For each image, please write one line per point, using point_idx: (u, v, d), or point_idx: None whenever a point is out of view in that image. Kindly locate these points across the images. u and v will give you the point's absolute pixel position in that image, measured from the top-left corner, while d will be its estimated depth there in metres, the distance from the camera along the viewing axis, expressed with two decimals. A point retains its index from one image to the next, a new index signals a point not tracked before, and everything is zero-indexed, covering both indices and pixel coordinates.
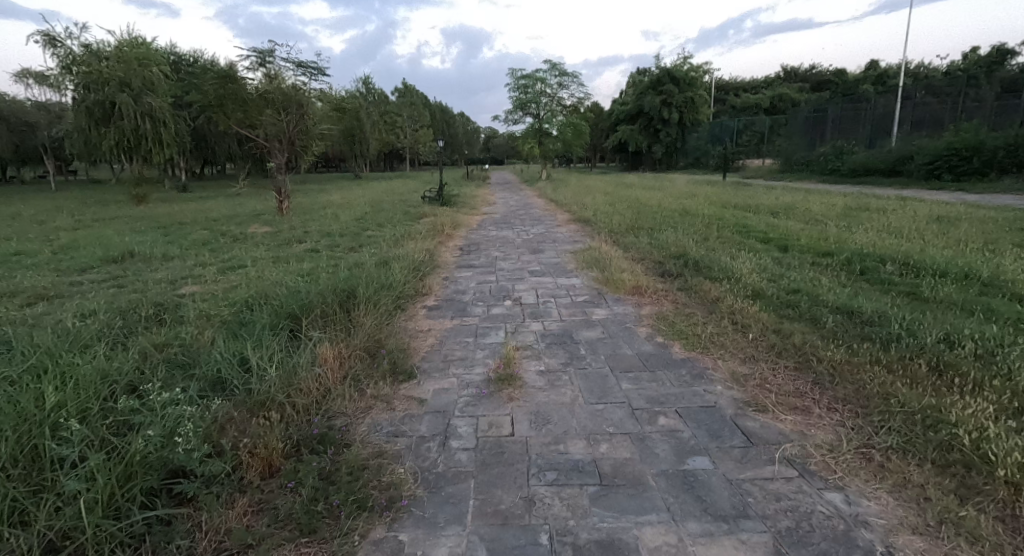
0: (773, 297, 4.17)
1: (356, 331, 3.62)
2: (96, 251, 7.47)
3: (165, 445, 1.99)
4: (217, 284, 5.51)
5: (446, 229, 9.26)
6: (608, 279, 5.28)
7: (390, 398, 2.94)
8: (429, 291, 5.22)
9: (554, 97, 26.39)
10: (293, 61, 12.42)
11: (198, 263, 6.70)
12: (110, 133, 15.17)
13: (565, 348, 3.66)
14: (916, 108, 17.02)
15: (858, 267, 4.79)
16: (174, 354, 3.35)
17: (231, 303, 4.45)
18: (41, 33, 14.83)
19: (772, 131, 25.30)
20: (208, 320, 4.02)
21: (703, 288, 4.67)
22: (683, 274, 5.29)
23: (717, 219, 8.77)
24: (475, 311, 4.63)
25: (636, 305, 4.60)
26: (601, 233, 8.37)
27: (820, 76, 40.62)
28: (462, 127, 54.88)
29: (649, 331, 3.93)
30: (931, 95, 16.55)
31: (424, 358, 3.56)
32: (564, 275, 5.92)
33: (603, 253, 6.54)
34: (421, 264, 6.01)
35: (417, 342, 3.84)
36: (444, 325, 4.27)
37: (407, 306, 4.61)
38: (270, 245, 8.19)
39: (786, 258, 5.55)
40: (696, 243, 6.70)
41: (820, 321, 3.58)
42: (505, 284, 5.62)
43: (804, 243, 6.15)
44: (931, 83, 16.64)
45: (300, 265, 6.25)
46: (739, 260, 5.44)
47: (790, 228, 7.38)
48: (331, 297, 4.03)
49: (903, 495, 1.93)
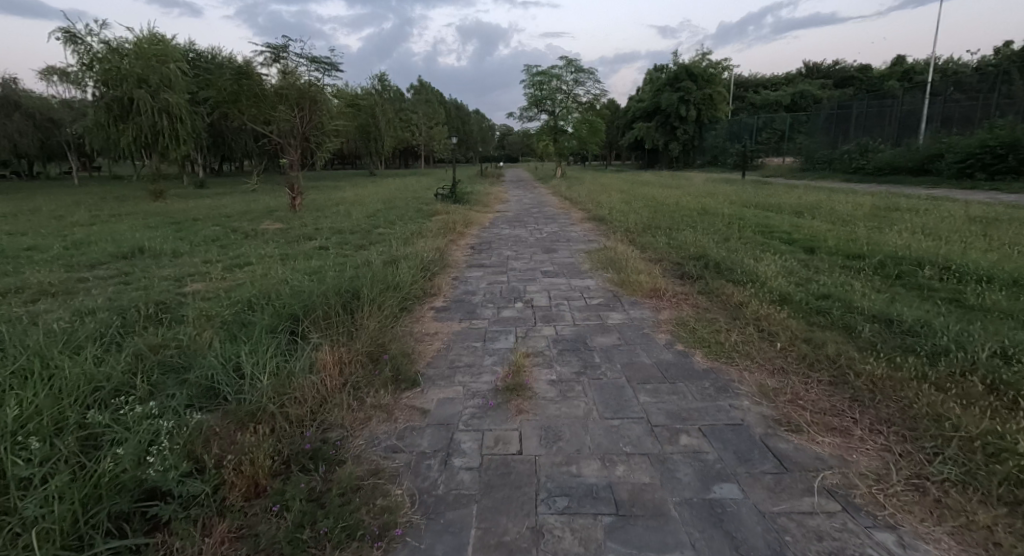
0: (801, 302, 3.91)
1: (359, 334, 3.46)
2: (108, 246, 7.44)
3: (139, 463, 1.82)
4: (224, 281, 5.41)
5: (458, 228, 9.09)
6: (624, 281, 5.05)
7: (391, 409, 2.76)
8: (438, 292, 5.04)
9: (570, 94, 26.04)
10: (307, 57, 12.34)
11: (206, 260, 6.60)
12: (128, 129, 15.31)
13: (577, 355, 3.45)
14: (946, 104, 16.41)
15: (893, 271, 4.50)
16: (169, 357, 3.20)
17: (234, 303, 4.31)
18: (61, 31, 14.96)
19: (793, 128, 24.71)
20: (208, 320, 3.89)
21: (725, 293, 4.41)
22: (704, 277, 5.04)
23: (738, 218, 8.46)
24: (485, 313, 4.45)
25: (654, 309, 4.37)
26: (617, 232, 8.15)
27: (843, 71, 39.57)
28: (477, 125, 54.77)
29: (668, 338, 3.70)
30: (961, 91, 15.93)
31: (430, 364, 3.38)
32: (577, 276, 5.71)
33: (619, 253, 6.32)
34: (431, 263, 5.85)
35: (424, 346, 3.66)
36: (453, 327, 4.09)
37: (414, 307, 4.44)
38: (281, 242, 8.10)
39: (813, 260, 5.26)
40: (717, 243, 6.44)
41: (855, 330, 3.32)
42: (516, 285, 5.43)
43: (833, 245, 5.85)
44: (960, 78, 16.00)
45: (308, 263, 6.13)
46: (763, 262, 5.17)
47: (816, 228, 7.07)
48: (335, 297, 3.88)
49: (966, 540, 1.70)
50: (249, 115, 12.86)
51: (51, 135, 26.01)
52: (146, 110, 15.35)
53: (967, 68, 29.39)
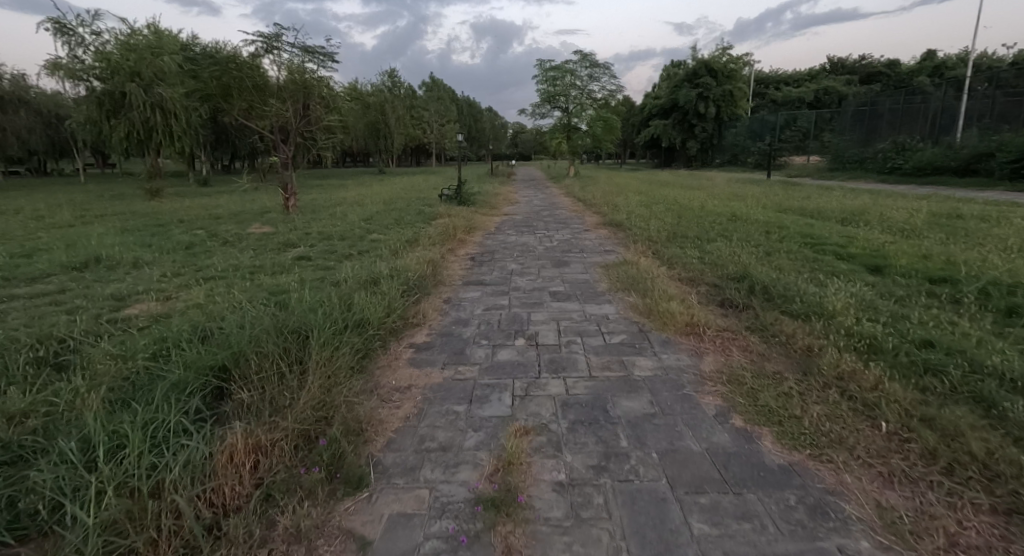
0: (898, 354, 2.90)
1: (296, 402, 2.54)
2: (63, 255, 6.62)
3: None
4: (168, 304, 4.51)
5: (460, 234, 8.15)
6: (652, 310, 4.09)
7: (314, 540, 1.85)
8: (420, 321, 4.08)
9: (584, 90, 24.89)
10: (302, 46, 11.37)
11: (167, 273, 5.75)
12: (119, 124, 14.60)
13: (596, 433, 2.48)
14: (976, 99, 15.34)
15: (1005, 305, 3.49)
16: (26, 432, 2.28)
17: (159, 339, 3.41)
18: (51, 21, 14.34)
19: (818, 127, 23.43)
20: (111, 364, 2.96)
21: (788, 334, 3.40)
22: (753, 306, 4.03)
23: (776, 227, 7.38)
24: (475, 356, 3.48)
25: (693, 354, 3.38)
26: (638, 240, 7.17)
27: (870, 67, 37.73)
28: (489, 122, 53.78)
29: (721, 405, 2.71)
30: (998, 88, 14.75)
31: (389, 444, 2.45)
32: (592, 299, 4.73)
33: (643, 270, 5.35)
34: (418, 282, 4.90)
35: (389, 413, 2.72)
36: (433, 378, 3.14)
37: (385, 347, 3.50)
38: (261, 250, 7.24)
39: (888, 286, 4.23)
40: (759, 259, 5.43)
41: (1001, 408, 2.32)
42: (519, 311, 4.45)
43: (906, 263, 4.82)
44: (998, 74, 14.79)
45: (277, 280, 5.23)
46: (826, 288, 4.15)
47: (876, 240, 6.01)
48: (272, 339, 2.97)
49: None
50: (239, 109, 12.02)
51: (56, 130, 25.52)
52: (138, 104, 14.58)
53: (1003, 62, 27.82)
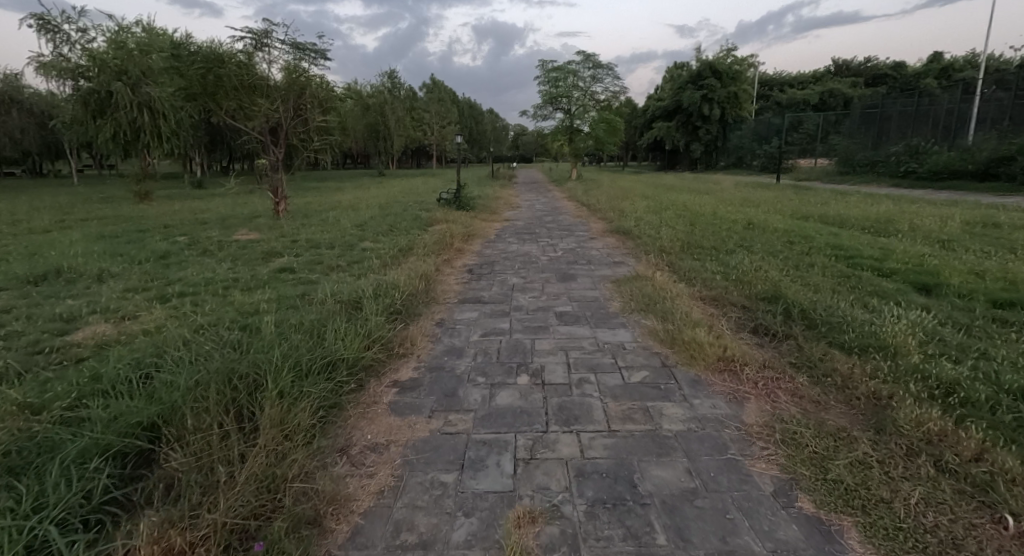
0: (1001, 413, 2.31)
1: (235, 478, 1.98)
2: (23, 265, 6.04)
3: None
4: (121, 327, 3.95)
5: (457, 242, 7.58)
6: (677, 340, 3.50)
7: None
8: (407, 351, 3.50)
9: (587, 90, 24.50)
10: (293, 42, 10.78)
11: (132, 288, 5.17)
12: (105, 124, 14.01)
13: (624, 523, 1.90)
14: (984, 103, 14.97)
15: None
16: None
17: (88, 377, 2.83)
18: (35, 17, 13.80)
19: (826, 129, 22.85)
20: (14, 417, 2.37)
21: (847, 376, 2.81)
22: (795, 336, 3.45)
23: (800, 237, 6.79)
24: (470, 399, 2.89)
25: (732, 401, 2.79)
26: (650, 250, 6.59)
27: (876, 69, 37.22)
28: (491, 123, 53.19)
29: (781, 478, 2.12)
30: (1003, 89, 14.47)
31: (353, 537, 1.87)
32: (604, 323, 4.13)
33: (660, 287, 4.78)
34: (406, 302, 4.33)
35: (359, 486, 2.14)
36: (417, 432, 2.55)
37: (361, 391, 2.92)
38: (243, 260, 6.66)
39: (950, 310, 3.64)
40: (789, 276, 4.84)
41: None
42: (521, 338, 3.86)
43: (960, 281, 4.24)
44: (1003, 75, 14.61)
45: (248, 298, 4.64)
46: (880, 314, 3.56)
47: (915, 253, 5.42)
48: (215, 388, 2.39)
49: None
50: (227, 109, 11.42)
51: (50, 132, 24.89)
52: (126, 104, 13.99)
53: (1009, 65, 27.38)
